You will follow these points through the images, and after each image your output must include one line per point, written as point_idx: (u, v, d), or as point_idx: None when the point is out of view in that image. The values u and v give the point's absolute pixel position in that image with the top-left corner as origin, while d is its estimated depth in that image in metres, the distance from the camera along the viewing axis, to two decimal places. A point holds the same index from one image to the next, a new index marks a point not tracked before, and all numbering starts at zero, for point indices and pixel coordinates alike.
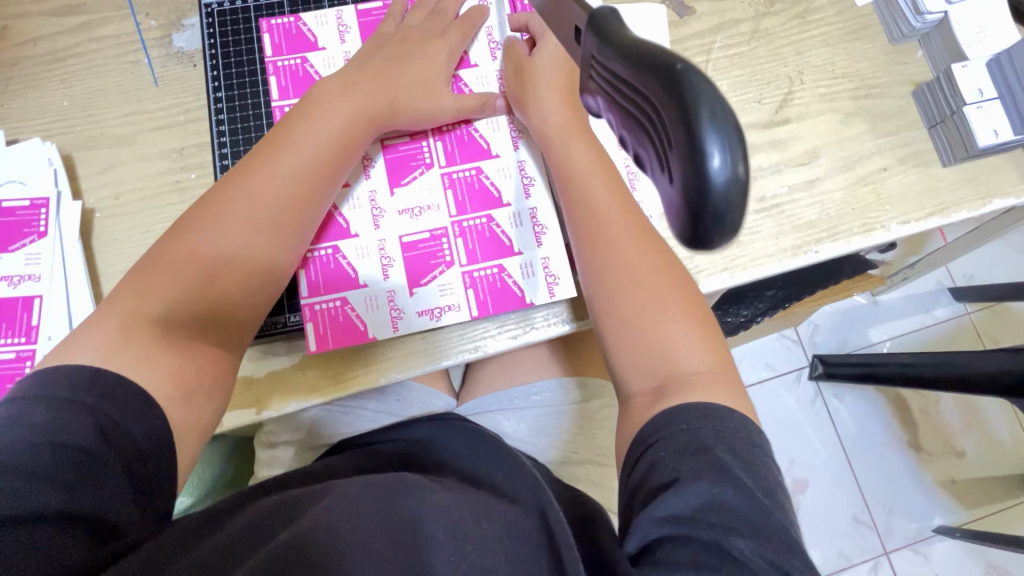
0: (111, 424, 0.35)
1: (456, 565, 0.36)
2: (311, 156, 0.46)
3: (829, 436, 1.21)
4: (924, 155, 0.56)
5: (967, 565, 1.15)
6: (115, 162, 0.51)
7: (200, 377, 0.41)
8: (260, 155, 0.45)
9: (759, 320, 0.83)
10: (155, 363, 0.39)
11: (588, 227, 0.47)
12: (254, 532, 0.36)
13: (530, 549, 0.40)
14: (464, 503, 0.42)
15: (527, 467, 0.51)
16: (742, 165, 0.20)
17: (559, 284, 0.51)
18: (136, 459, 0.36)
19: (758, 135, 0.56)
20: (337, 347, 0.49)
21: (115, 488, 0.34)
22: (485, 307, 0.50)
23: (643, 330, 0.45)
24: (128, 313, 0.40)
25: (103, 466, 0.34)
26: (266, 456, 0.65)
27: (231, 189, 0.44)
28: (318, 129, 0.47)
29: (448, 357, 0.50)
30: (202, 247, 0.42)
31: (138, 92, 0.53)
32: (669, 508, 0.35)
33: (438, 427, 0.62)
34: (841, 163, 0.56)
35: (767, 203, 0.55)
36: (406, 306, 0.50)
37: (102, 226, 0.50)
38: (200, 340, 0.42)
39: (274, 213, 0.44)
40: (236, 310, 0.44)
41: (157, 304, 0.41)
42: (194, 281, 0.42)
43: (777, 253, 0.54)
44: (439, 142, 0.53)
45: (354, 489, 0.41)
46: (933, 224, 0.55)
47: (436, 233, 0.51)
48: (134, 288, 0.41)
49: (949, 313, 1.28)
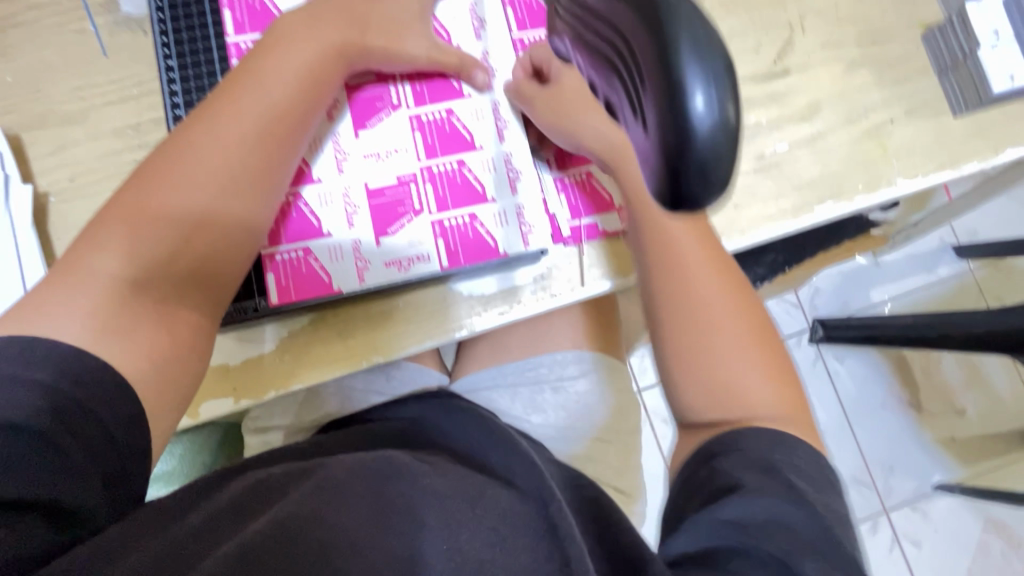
0: (77, 406, 0.33)
1: (449, 559, 0.34)
2: (279, 95, 0.41)
3: (831, 398, 1.20)
4: (934, 104, 0.52)
5: (966, 521, 1.16)
6: (67, 141, 0.48)
7: (175, 346, 0.38)
8: (220, 97, 0.41)
9: (758, 286, 0.81)
10: (122, 336, 0.36)
11: (663, 259, 0.41)
12: (222, 525, 0.33)
13: (529, 532, 0.37)
14: (460, 487, 0.40)
15: (523, 452, 0.47)
16: (728, 110, 0.23)
17: (534, 232, 0.47)
18: (105, 447, 0.33)
19: (756, 88, 0.52)
20: (300, 301, 0.45)
21: (84, 478, 0.32)
22: (456, 257, 0.46)
23: (720, 376, 0.40)
24: (98, 274, 0.36)
25: (71, 457, 0.32)
26: (255, 442, 0.63)
27: (192, 134, 0.40)
28: (283, 64, 0.41)
29: (434, 336, 0.47)
30: (169, 196, 0.38)
31: (86, 64, 0.49)
32: (732, 513, 0.33)
33: (429, 404, 0.59)
34: (845, 116, 0.52)
35: (766, 161, 0.51)
36: (374, 257, 0.45)
37: (58, 212, 0.47)
38: (175, 303, 0.39)
39: (247, 160, 0.40)
40: (219, 268, 0.41)
41: (128, 261, 0.37)
42: (168, 237, 0.38)
43: (778, 215, 0.50)
44: (409, 85, 0.48)
45: (338, 475, 0.38)
46: (942, 179, 0.52)
47: (404, 178, 0.47)
48: (95, 246, 0.37)
49: (953, 271, 1.26)
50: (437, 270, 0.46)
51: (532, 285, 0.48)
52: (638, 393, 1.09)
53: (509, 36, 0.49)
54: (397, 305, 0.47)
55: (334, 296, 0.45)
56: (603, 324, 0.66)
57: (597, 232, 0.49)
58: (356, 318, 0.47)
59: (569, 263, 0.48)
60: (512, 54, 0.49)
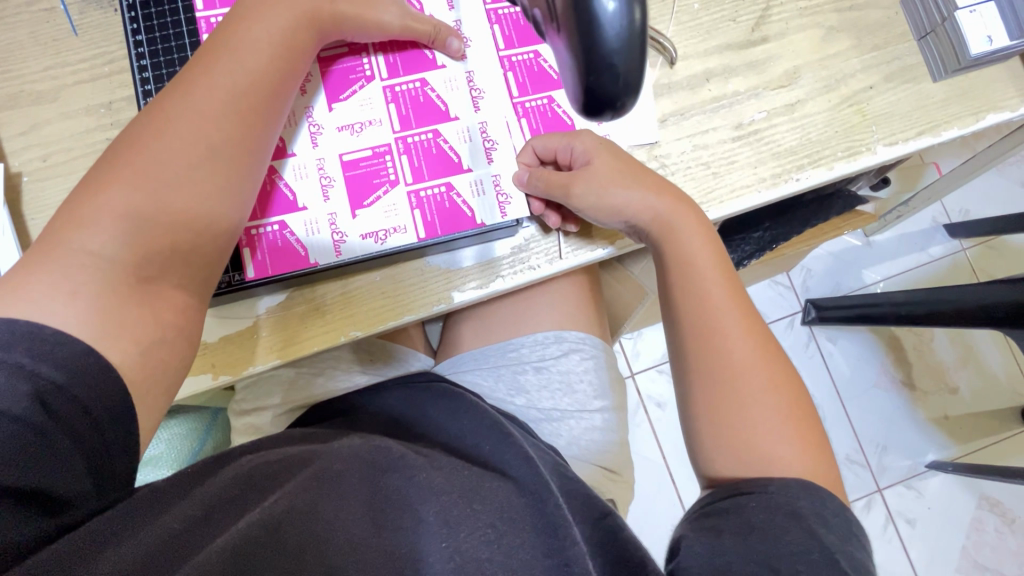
0: (57, 388, 0.30)
1: (449, 556, 0.36)
2: (256, 65, 0.39)
3: (823, 379, 1.20)
4: (913, 70, 0.52)
5: (959, 498, 1.16)
6: (39, 121, 0.48)
7: (163, 331, 0.36)
8: (195, 68, 0.38)
9: (745, 264, 0.81)
10: (112, 315, 0.33)
11: (699, 321, 0.43)
12: (217, 515, 0.32)
13: (524, 531, 0.40)
14: (456, 482, 0.41)
15: (517, 442, 0.49)
16: (635, 12, 0.25)
17: (510, 203, 0.47)
18: (91, 434, 0.31)
19: (734, 57, 0.52)
20: (276, 275, 0.45)
21: (69, 463, 0.30)
22: (432, 228, 0.46)
23: (754, 434, 0.40)
24: (85, 253, 0.33)
25: (56, 446, 0.30)
26: (241, 425, 0.62)
27: (165, 106, 0.37)
28: (261, 33, 0.39)
29: (413, 310, 0.47)
30: (145, 175, 0.35)
31: (56, 42, 0.48)
32: (757, 548, 0.34)
33: (411, 389, 0.58)
34: (824, 83, 0.52)
35: (745, 129, 0.51)
36: (350, 231, 0.45)
37: (32, 192, 0.47)
38: (162, 283, 0.36)
39: (227, 137, 0.38)
40: (204, 245, 0.38)
41: (108, 241, 0.34)
42: (145, 213, 0.35)
43: (756, 183, 0.50)
44: (382, 56, 0.47)
45: (336, 467, 0.38)
46: (922, 145, 0.52)
47: (379, 150, 0.46)
48: (76, 224, 0.34)
49: (944, 250, 1.25)
50: (414, 242, 0.46)
51: (510, 258, 0.48)
52: (631, 376, 1.09)
53: (483, 6, 0.49)
54: (375, 280, 0.47)
55: (310, 270, 0.45)
56: (587, 302, 0.66)
57: None
58: (332, 295, 0.46)
59: (545, 236, 0.48)
60: (485, 24, 0.49)
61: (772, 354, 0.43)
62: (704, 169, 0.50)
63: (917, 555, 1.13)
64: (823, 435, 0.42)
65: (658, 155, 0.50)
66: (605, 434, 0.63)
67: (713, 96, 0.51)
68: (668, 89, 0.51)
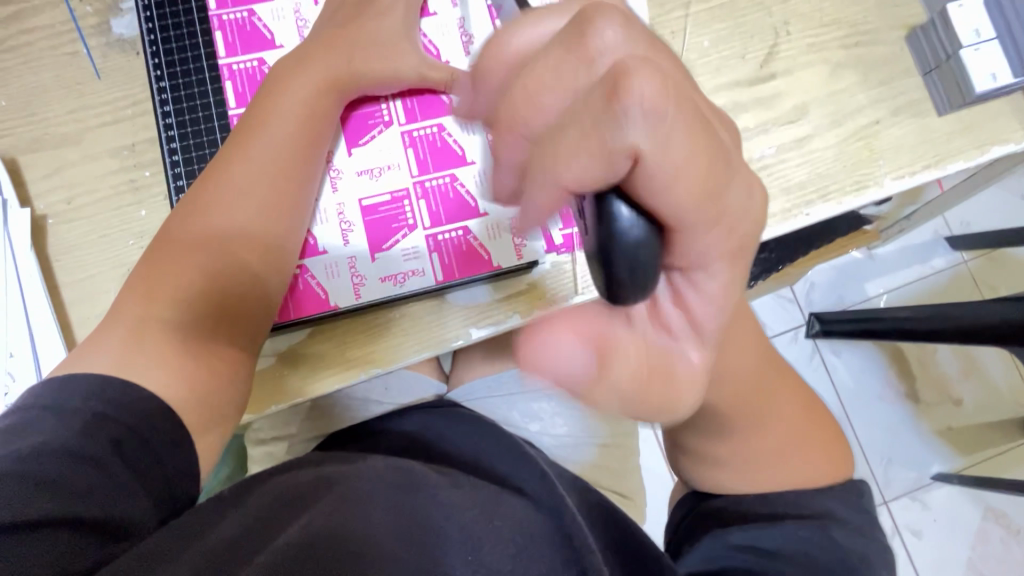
0: (129, 434, 0.34)
1: (473, 567, 0.36)
2: (284, 134, 0.43)
3: (829, 392, 1.21)
4: (918, 105, 0.53)
5: (965, 510, 1.17)
6: (63, 163, 0.49)
7: (215, 377, 0.39)
8: (234, 147, 0.43)
9: (752, 284, 0.82)
10: (168, 365, 0.38)
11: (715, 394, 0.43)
12: (257, 533, 0.33)
13: (546, 544, 0.41)
14: (475, 498, 0.42)
15: (532, 458, 0.50)
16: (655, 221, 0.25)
17: (527, 245, 0.47)
18: (154, 469, 0.35)
19: (743, 93, 0.53)
20: (298, 318, 0.46)
21: (135, 497, 0.33)
22: (450, 270, 0.47)
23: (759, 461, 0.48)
24: (152, 318, 0.39)
25: (125, 481, 0.33)
26: (259, 453, 0.63)
27: (210, 184, 0.42)
28: (283, 105, 0.44)
29: (431, 347, 0.47)
30: (200, 245, 0.41)
31: (80, 85, 0.49)
32: (745, 539, 0.43)
33: (433, 412, 0.59)
34: (831, 118, 0.53)
35: (755, 165, 0.52)
36: (369, 273, 0.46)
37: (56, 233, 0.48)
38: (212, 338, 0.40)
39: (260, 204, 0.42)
40: (248, 299, 0.41)
41: (165, 304, 0.39)
42: (195, 278, 0.40)
43: (767, 218, 0.51)
44: (401, 102, 0.48)
45: (363, 487, 0.39)
46: (927, 178, 0.53)
47: (398, 194, 0.47)
48: (140, 293, 0.39)
49: (946, 263, 1.26)
50: (433, 285, 0.46)
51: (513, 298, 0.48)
52: None
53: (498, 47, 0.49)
54: (392, 316, 0.47)
55: (331, 313, 0.46)
56: None
57: None
58: (351, 332, 0.47)
59: (561, 273, 0.49)
60: None
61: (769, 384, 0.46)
62: None
63: (923, 567, 1.14)
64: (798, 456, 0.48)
65: None
66: (615, 458, 0.65)
67: None
68: None
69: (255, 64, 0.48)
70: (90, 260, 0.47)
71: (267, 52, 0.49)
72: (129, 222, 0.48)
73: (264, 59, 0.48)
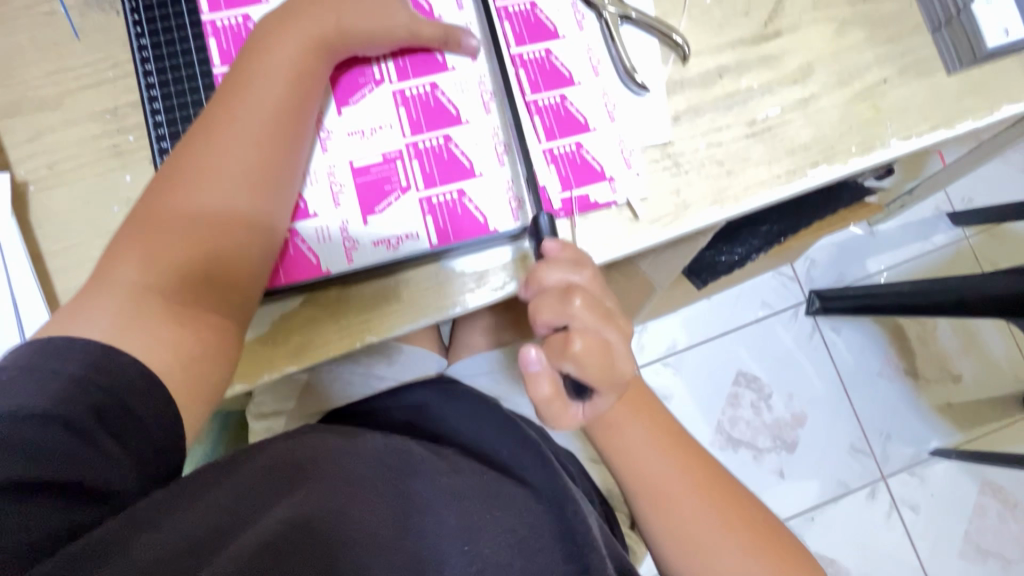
0: (112, 400, 0.33)
1: (470, 559, 0.37)
2: (270, 98, 0.41)
3: (828, 371, 1.20)
4: (927, 63, 0.51)
5: (962, 485, 1.17)
6: (43, 128, 0.47)
7: (201, 346, 0.38)
8: (218, 110, 0.41)
9: (752, 258, 0.81)
10: (155, 334, 0.37)
11: (642, 488, 0.46)
12: (246, 509, 0.32)
13: (541, 536, 0.41)
14: (478, 485, 0.43)
15: (534, 444, 0.51)
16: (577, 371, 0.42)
17: (524, 208, 0.46)
18: (138, 436, 0.33)
19: (746, 52, 0.51)
20: (288, 284, 0.44)
21: (120, 465, 0.32)
22: (445, 234, 0.45)
23: (708, 551, 0.44)
24: (134, 288, 0.37)
25: (107, 449, 0.32)
26: (257, 429, 0.63)
27: (191, 150, 0.40)
28: (269, 66, 0.41)
29: (429, 315, 0.46)
30: (183, 212, 0.39)
31: (58, 47, 0.48)
32: None
33: (438, 391, 0.60)
34: (838, 77, 0.51)
35: (758, 126, 0.50)
36: (361, 237, 0.45)
37: (37, 200, 0.46)
38: (198, 307, 0.39)
39: (246, 171, 0.40)
40: (235, 269, 0.40)
41: (151, 273, 0.38)
42: (179, 247, 0.38)
43: (770, 180, 0.49)
44: (392, 61, 0.47)
45: (360, 469, 0.39)
46: (936, 139, 0.51)
47: (389, 155, 0.46)
48: (121, 261, 0.38)
49: (947, 239, 1.25)
50: (427, 249, 0.45)
51: (508, 264, 0.46)
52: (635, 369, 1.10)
53: (492, 5, 0.49)
54: (388, 284, 0.46)
55: (323, 278, 0.45)
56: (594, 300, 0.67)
57: (590, 204, 0.48)
58: (348, 298, 0.46)
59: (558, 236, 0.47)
60: (496, 22, 0.49)
61: (709, 470, 0.47)
62: (718, 167, 0.49)
63: (922, 542, 1.14)
64: (767, 536, 0.45)
65: (671, 153, 0.49)
66: None
67: (727, 93, 0.50)
68: (680, 86, 0.50)
69: (239, 20, 0.47)
70: (74, 228, 0.46)
71: (251, 8, 0.48)
72: (114, 188, 0.46)
73: (249, 15, 0.47)
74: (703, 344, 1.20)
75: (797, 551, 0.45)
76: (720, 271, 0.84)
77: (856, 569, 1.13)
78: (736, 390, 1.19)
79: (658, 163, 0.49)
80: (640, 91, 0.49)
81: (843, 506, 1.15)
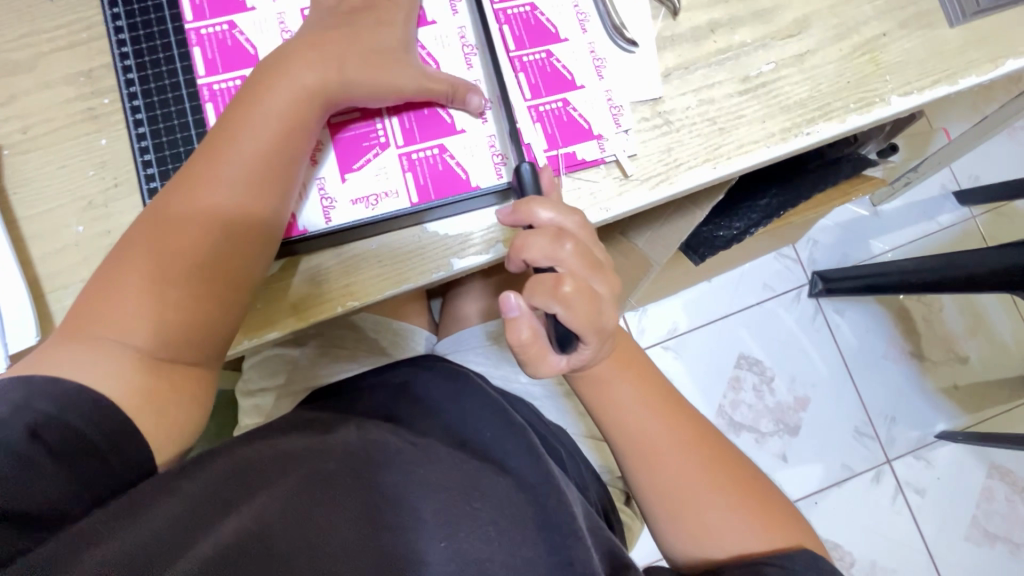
0: (47, 419, 0.31)
1: (449, 557, 0.35)
2: (259, 149, 0.39)
3: (831, 353, 1.18)
4: (929, 16, 0.50)
5: (970, 468, 1.15)
6: (16, 91, 0.46)
7: (171, 394, 0.37)
8: (203, 157, 0.39)
9: (751, 233, 0.77)
10: (129, 393, 0.35)
11: (632, 449, 0.45)
12: (200, 519, 0.30)
13: (523, 527, 0.39)
14: (455, 478, 0.40)
15: (521, 432, 0.49)
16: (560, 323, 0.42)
17: (508, 164, 0.45)
18: (87, 452, 0.32)
19: (739, 7, 0.49)
20: None
21: (59, 485, 0.30)
22: (426, 191, 0.45)
23: (699, 517, 0.43)
24: (111, 342, 0.36)
25: (44, 467, 0.30)
26: (247, 406, 0.62)
27: (173, 204, 0.38)
28: (260, 118, 0.39)
29: (412, 278, 0.45)
30: (159, 265, 0.37)
31: (31, 9, 0.46)
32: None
33: (426, 369, 0.57)
34: (835, 31, 0.49)
35: (752, 82, 0.48)
36: (340, 195, 0.44)
37: (11, 164, 0.45)
38: (174, 360, 0.38)
39: (229, 229, 0.39)
40: (213, 323, 0.39)
41: (126, 330, 0.36)
42: (157, 305, 0.37)
43: (765, 138, 0.48)
44: None
45: (327, 465, 0.37)
46: (938, 94, 0.49)
47: (368, 112, 0.45)
48: (97, 315, 0.36)
49: (954, 218, 1.22)
50: (407, 206, 0.44)
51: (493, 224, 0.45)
52: None
53: None
54: (370, 248, 0.45)
55: (300, 237, 0.44)
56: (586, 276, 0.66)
57: (577, 161, 0.46)
58: (330, 262, 0.45)
59: None
60: None
61: (700, 436, 0.45)
62: (710, 124, 0.48)
63: (927, 526, 1.12)
64: (760, 500, 0.43)
65: (661, 111, 0.48)
66: None
67: (719, 49, 0.49)
68: (671, 42, 0.49)
69: None
70: (50, 193, 0.45)
71: None
72: (89, 152, 0.45)
73: None
74: (703, 326, 1.18)
75: (790, 516, 0.44)
76: (718, 248, 0.79)
77: (860, 554, 1.11)
78: (737, 372, 1.17)
79: (648, 120, 0.47)
80: (630, 47, 0.47)
81: (846, 490, 1.13)
